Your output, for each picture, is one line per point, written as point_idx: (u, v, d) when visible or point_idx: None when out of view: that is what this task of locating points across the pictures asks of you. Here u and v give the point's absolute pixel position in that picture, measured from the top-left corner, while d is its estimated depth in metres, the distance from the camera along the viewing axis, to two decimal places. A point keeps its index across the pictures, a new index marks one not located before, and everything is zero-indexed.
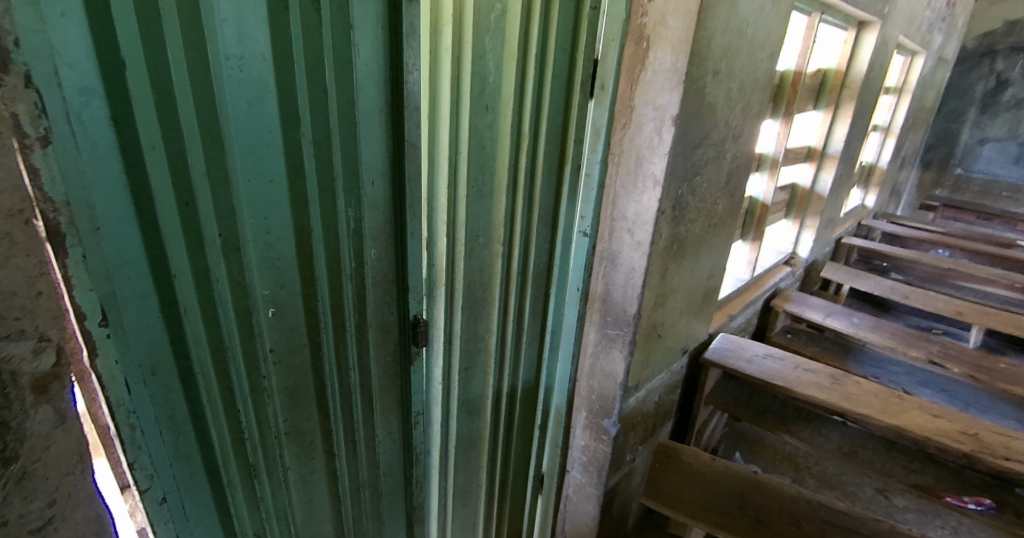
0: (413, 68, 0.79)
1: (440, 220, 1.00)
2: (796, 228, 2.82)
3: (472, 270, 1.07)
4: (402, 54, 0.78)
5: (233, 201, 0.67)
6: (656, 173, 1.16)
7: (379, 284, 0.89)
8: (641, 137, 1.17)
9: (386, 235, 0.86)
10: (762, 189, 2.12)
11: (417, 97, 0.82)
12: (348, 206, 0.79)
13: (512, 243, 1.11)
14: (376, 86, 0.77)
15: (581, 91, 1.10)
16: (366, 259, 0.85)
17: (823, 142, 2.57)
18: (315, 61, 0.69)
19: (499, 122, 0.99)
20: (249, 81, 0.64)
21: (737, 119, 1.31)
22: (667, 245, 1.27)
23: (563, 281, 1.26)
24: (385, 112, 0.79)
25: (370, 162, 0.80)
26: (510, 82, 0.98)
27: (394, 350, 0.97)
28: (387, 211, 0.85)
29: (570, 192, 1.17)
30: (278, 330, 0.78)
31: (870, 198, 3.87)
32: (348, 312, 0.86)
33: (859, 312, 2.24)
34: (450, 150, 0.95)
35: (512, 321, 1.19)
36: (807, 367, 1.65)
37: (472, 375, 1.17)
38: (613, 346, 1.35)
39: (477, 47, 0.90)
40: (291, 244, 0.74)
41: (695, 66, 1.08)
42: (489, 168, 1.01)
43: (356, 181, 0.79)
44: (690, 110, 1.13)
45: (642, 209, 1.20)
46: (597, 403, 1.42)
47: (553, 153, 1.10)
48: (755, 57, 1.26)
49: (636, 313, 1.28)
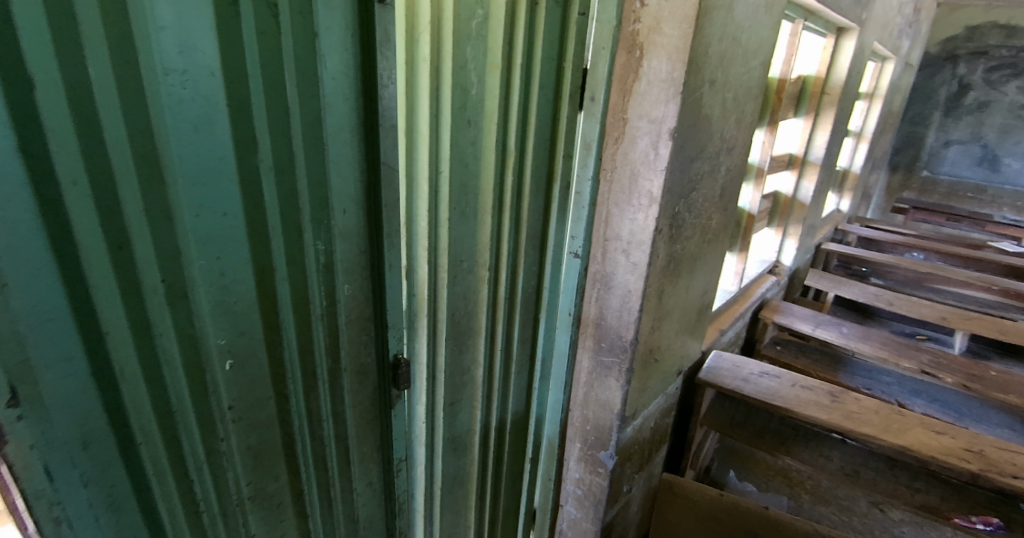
0: (389, 81, 0.70)
1: (421, 246, 0.91)
2: (779, 236, 2.83)
3: (457, 298, 0.98)
4: (376, 65, 0.68)
5: (179, 241, 0.57)
6: (654, 191, 1.10)
7: (354, 322, 0.79)
8: (635, 152, 1.10)
9: (361, 268, 0.77)
10: (748, 199, 2.13)
11: (393, 113, 0.72)
12: (316, 238, 0.70)
13: (499, 267, 1.03)
14: (347, 102, 0.67)
15: (570, 103, 1.02)
16: (338, 296, 0.75)
17: (804, 149, 2.57)
18: (274, 74, 0.60)
19: (483, 137, 0.91)
20: (194, 99, 0.54)
21: (732, 130, 1.26)
22: (665, 265, 1.21)
23: (554, 305, 1.18)
24: (359, 131, 0.70)
25: (341, 188, 0.70)
26: (495, 94, 0.89)
27: (372, 393, 0.87)
28: (362, 242, 0.76)
29: (559, 211, 1.10)
30: (236, 385, 0.68)
31: (845, 203, 3.92)
32: (319, 356, 0.76)
33: (847, 322, 2.23)
34: (430, 169, 0.86)
35: (500, 350, 1.11)
36: (805, 384, 1.61)
37: (458, 409, 1.08)
38: (609, 374, 1.27)
39: (457, 57, 0.82)
40: (249, 285, 0.64)
41: (692, 75, 1.02)
42: (473, 188, 0.93)
43: (326, 210, 0.69)
44: (687, 123, 1.07)
45: (637, 228, 1.14)
46: (592, 434, 1.35)
47: (541, 170, 1.02)
48: (749, 65, 1.21)
49: (634, 339, 1.21)
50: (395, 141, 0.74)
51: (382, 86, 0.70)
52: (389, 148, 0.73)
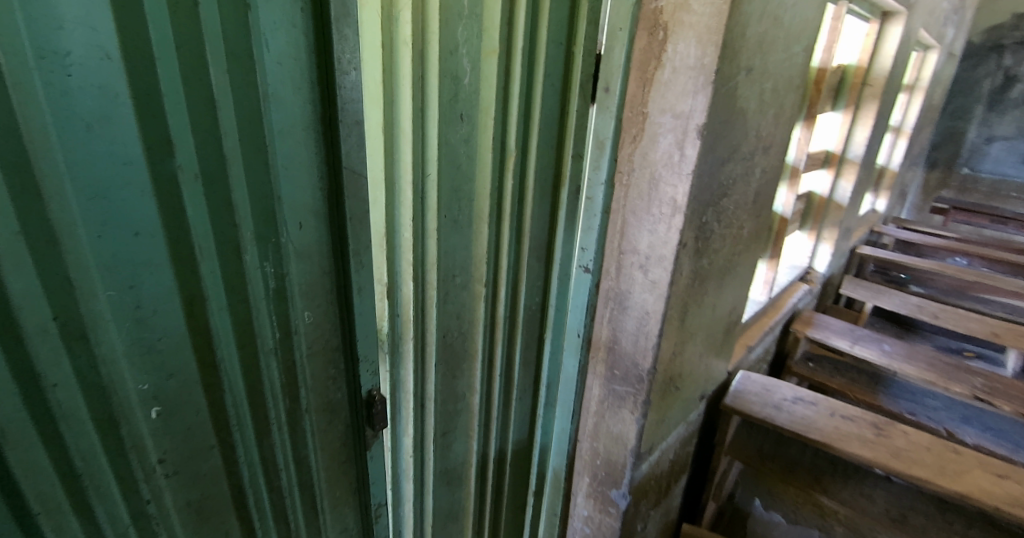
0: (350, 67, 0.56)
1: (404, 259, 0.79)
2: (812, 240, 2.66)
3: (448, 318, 0.86)
4: (332, 47, 0.54)
5: (74, 269, 0.45)
6: (677, 197, 0.96)
7: (319, 354, 0.67)
8: (655, 153, 0.96)
9: (325, 292, 0.64)
10: (782, 201, 2.00)
11: (358, 108, 0.59)
12: (262, 259, 0.56)
13: (498, 282, 0.91)
14: (301, 91, 0.54)
15: (581, 94, 0.88)
16: (295, 326, 0.62)
17: (842, 146, 2.41)
18: (194, 56, 0.46)
19: (478, 134, 0.79)
20: (81, 89, 0.41)
21: (769, 127, 1.10)
22: (689, 283, 1.07)
23: (560, 325, 1.05)
24: (316, 131, 0.56)
25: (296, 198, 0.57)
26: (491, 83, 0.77)
27: (344, 433, 0.75)
28: (326, 262, 0.63)
29: (568, 219, 0.96)
30: (167, 434, 0.56)
31: (880, 203, 3.71)
32: (273, 398, 0.64)
33: (888, 338, 2.07)
34: (415, 172, 0.74)
35: (500, 375, 0.98)
36: (845, 414, 1.46)
37: (451, 440, 0.96)
38: (622, 404, 1.14)
39: (447, 40, 0.70)
40: (177, 316, 0.52)
41: (726, 62, 0.87)
42: (466, 192, 0.81)
43: (274, 225, 0.56)
44: (718, 118, 0.92)
45: (657, 241, 0.99)
46: (603, 469, 1.22)
47: (547, 173, 0.89)
48: (791, 51, 1.05)
49: (652, 367, 1.07)
50: (362, 140, 0.61)
51: (339, 73, 0.56)
52: (353, 150, 0.60)
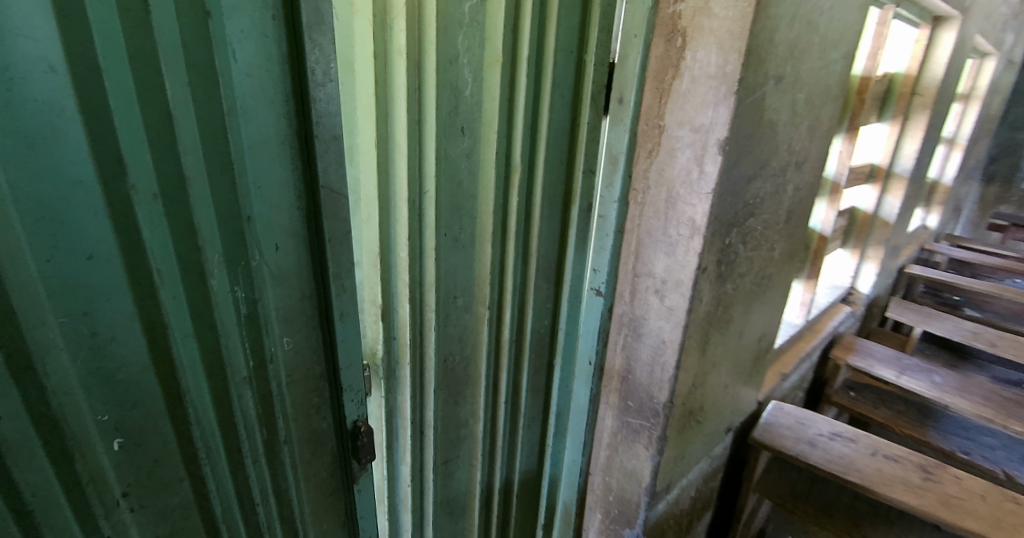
0: (326, 78, 0.53)
1: (400, 280, 0.74)
2: (855, 259, 2.52)
3: (449, 342, 0.81)
4: (305, 55, 0.51)
5: (21, 298, 0.41)
6: (697, 217, 0.88)
7: (300, 382, 0.63)
8: (673, 169, 0.89)
9: (304, 317, 0.60)
10: (821, 217, 1.89)
11: (335, 121, 0.55)
12: (232, 283, 0.52)
13: (502, 305, 0.85)
14: (275, 104, 0.50)
15: (593, 105, 0.82)
16: (272, 353, 0.58)
17: (889, 159, 2.30)
18: (148, 67, 0.43)
19: (479, 148, 0.74)
20: (24, 104, 0.38)
21: (803, 141, 1.02)
22: (710, 310, 0.99)
23: (571, 351, 0.98)
24: (292, 146, 0.53)
25: (270, 217, 0.53)
26: (494, 94, 0.72)
27: (329, 464, 0.71)
28: (305, 285, 0.59)
29: (579, 238, 0.90)
30: (131, 467, 0.52)
31: (932, 219, 3.49)
32: (249, 429, 0.59)
33: (938, 369, 1.91)
34: (412, 189, 0.70)
35: (504, 403, 0.93)
36: (888, 453, 1.34)
37: (453, 469, 0.91)
38: (636, 439, 1.06)
39: (446, 49, 0.66)
40: (138, 344, 0.48)
41: (752, 70, 0.80)
42: (468, 210, 0.76)
43: (244, 247, 0.52)
44: (743, 131, 0.85)
45: (675, 264, 0.92)
46: (616, 506, 1.14)
47: (555, 190, 0.84)
48: (828, 58, 0.97)
49: (668, 401, 1.00)
50: (341, 155, 0.57)
51: (314, 85, 0.52)
52: (331, 166, 0.56)
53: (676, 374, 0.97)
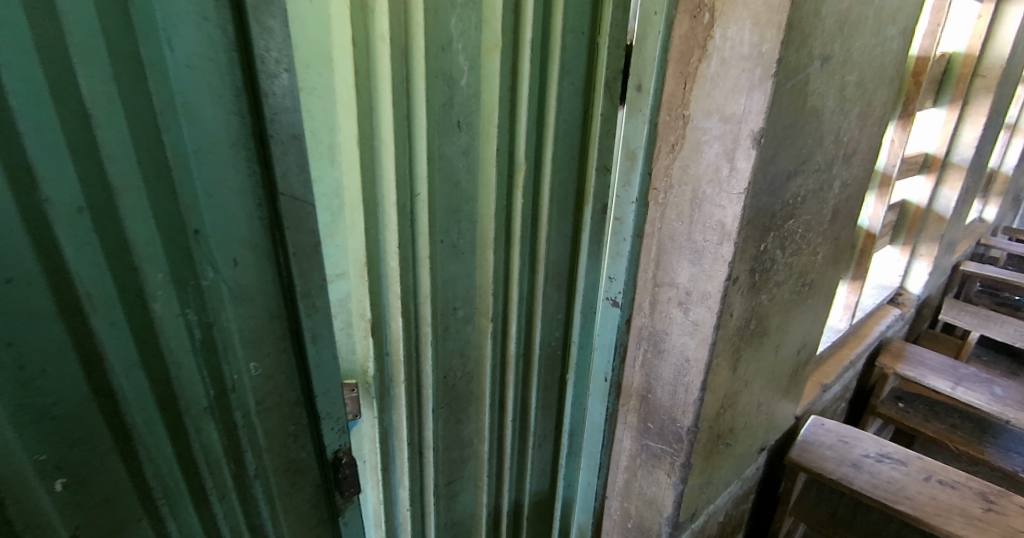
0: (279, 68, 0.46)
1: (391, 292, 0.65)
2: (905, 257, 2.36)
3: (448, 359, 0.74)
4: (252, 43, 0.44)
5: None
6: (726, 220, 0.78)
7: (273, 410, 0.56)
8: (699, 166, 0.79)
9: (272, 339, 0.54)
10: (869, 213, 1.75)
11: (294, 118, 0.48)
12: (183, 304, 0.46)
13: (506, 317, 0.77)
14: (223, 99, 0.44)
15: (607, 94, 0.73)
16: (235, 381, 0.52)
17: (946, 147, 2.12)
18: (58, 58, 0.36)
19: (478, 145, 0.66)
20: None
21: (852, 130, 0.90)
22: (742, 325, 0.89)
23: (585, 366, 0.90)
24: (245, 148, 0.46)
25: (224, 230, 0.47)
26: (493, 84, 0.64)
27: (311, 495, 0.64)
28: (272, 304, 0.52)
29: (592, 244, 0.81)
30: (78, 508, 0.45)
31: (989, 210, 3.27)
32: (214, 464, 0.53)
33: (1000, 379, 1.75)
34: (402, 190, 0.61)
35: (512, 422, 0.85)
36: (944, 479, 1.22)
37: (457, 492, 0.84)
38: (658, 464, 0.98)
39: (436, 32, 0.58)
40: (74, 375, 0.42)
41: (793, 48, 0.69)
42: (466, 213, 0.68)
43: (193, 264, 0.46)
44: (783, 120, 0.74)
45: (701, 274, 0.83)
46: (636, 533, 1.06)
47: (565, 189, 0.75)
48: (884, 34, 0.84)
49: (693, 425, 0.91)
50: (304, 157, 0.50)
51: (264, 77, 0.45)
52: (291, 170, 0.49)
53: (701, 396, 0.88)
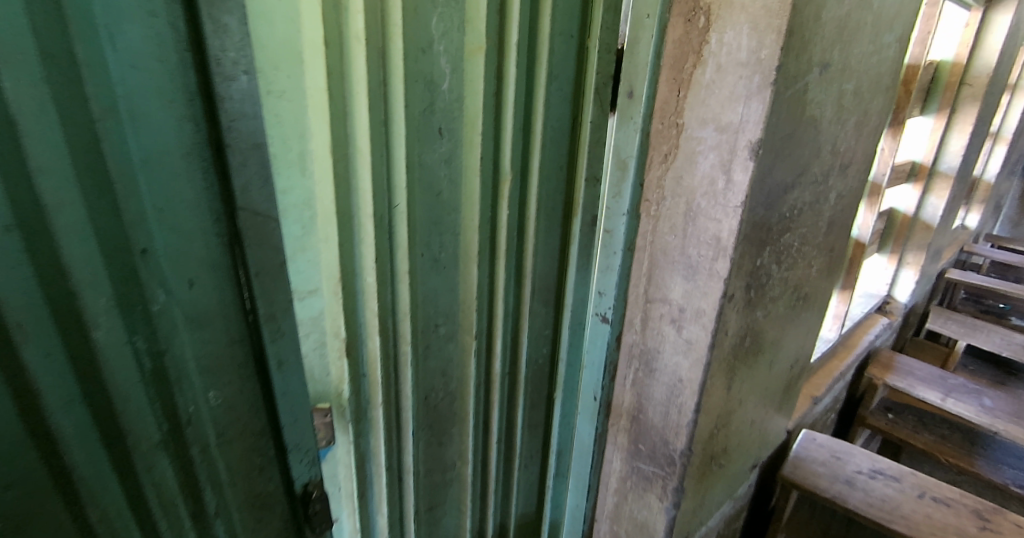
0: (237, 70, 0.42)
1: (367, 310, 0.61)
2: (893, 265, 2.38)
3: (430, 379, 0.70)
4: (206, 43, 0.40)
5: None
6: (721, 234, 0.75)
7: (235, 441, 0.52)
8: (693, 177, 0.76)
9: (234, 365, 0.49)
10: (860, 222, 1.75)
11: (255, 125, 0.44)
12: (130, 331, 0.41)
13: (491, 334, 0.73)
14: (174, 104, 0.40)
15: (596, 100, 0.70)
16: (192, 412, 0.47)
17: (932, 155, 2.13)
18: None
19: (461, 153, 0.62)
20: None
21: (849, 140, 0.88)
22: (737, 342, 0.86)
23: (573, 385, 0.87)
24: (201, 157, 0.42)
25: (176, 248, 0.42)
26: (477, 88, 0.60)
27: (278, 530, 0.60)
28: (232, 328, 0.48)
29: (581, 258, 0.78)
30: None
31: (971, 217, 3.31)
32: (168, 504, 0.48)
33: (989, 390, 1.75)
34: (379, 202, 0.57)
35: (497, 443, 0.81)
36: (938, 496, 1.20)
37: (439, 518, 0.79)
38: (649, 487, 0.94)
39: (417, 33, 0.54)
40: (5, 416, 0.36)
41: (794, 55, 0.66)
42: (448, 225, 0.64)
43: (140, 286, 0.41)
44: (782, 129, 0.71)
45: (695, 291, 0.80)
46: None
47: (552, 200, 0.72)
48: (881, 41, 0.82)
49: (686, 449, 0.87)
50: (266, 168, 0.46)
51: (219, 79, 0.41)
52: (253, 182, 0.45)
53: (695, 417, 0.85)
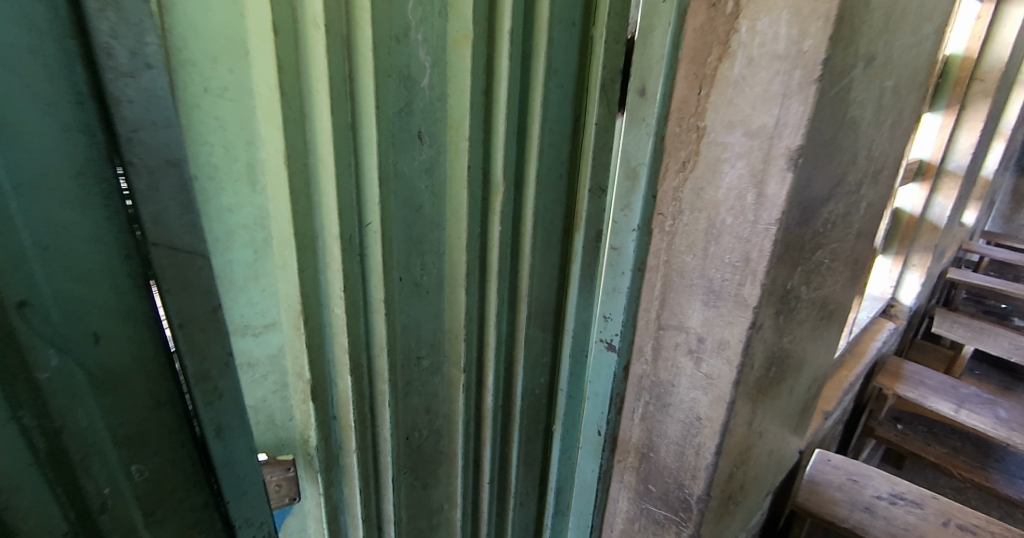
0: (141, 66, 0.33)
1: (336, 348, 0.52)
2: (898, 267, 2.35)
3: (412, 418, 0.60)
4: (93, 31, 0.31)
5: None
6: (751, 254, 0.65)
7: (171, 520, 0.42)
8: (717, 191, 0.66)
9: (162, 432, 0.40)
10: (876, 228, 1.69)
11: (169, 136, 0.35)
12: (13, 406, 0.32)
13: (483, 366, 0.64)
14: (58, 109, 0.32)
15: (603, 99, 0.61)
16: (107, 494, 0.38)
17: (939, 154, 2.12)
18: None
19: (444, 160, 0.53)
20: None
21: (883, 143, 0.79)
22: (761, 374, 0.77)
23: (574, 416, 0.79)
24: (96, 180, 0.34)
25: (70, 294, 0.34)
26: (463, 86, 0.51)
27: None
28: (154, 388, 0.39)
29: (583, 277, 0.69)
30: None
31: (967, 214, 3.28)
32: None
33: (1004, 401, 1.71)
34: (347, 221, 0.47)
35: (489, 484, 0.72)
36: (963, 524, 1.15)
37: None
38: (660, 532, 0.86)
39: (390, 17, 0.44)
40: None
41: (842, 49, 0.57)
42: (429, 246, 0.55)
43: (20, 349, 0.32)
44: (823, 135, 0.62)
45: (717, 319, 0.71)
46: None
47: (551, 212, 0.63)
48: (921, 33, 0.74)
49: (704, 495, 0.79)
50: (188, 189, 0.37)
51: (114, 76, 0.33)
52: (169, 210, 0.36)
53: (715, 460, 0.76)
